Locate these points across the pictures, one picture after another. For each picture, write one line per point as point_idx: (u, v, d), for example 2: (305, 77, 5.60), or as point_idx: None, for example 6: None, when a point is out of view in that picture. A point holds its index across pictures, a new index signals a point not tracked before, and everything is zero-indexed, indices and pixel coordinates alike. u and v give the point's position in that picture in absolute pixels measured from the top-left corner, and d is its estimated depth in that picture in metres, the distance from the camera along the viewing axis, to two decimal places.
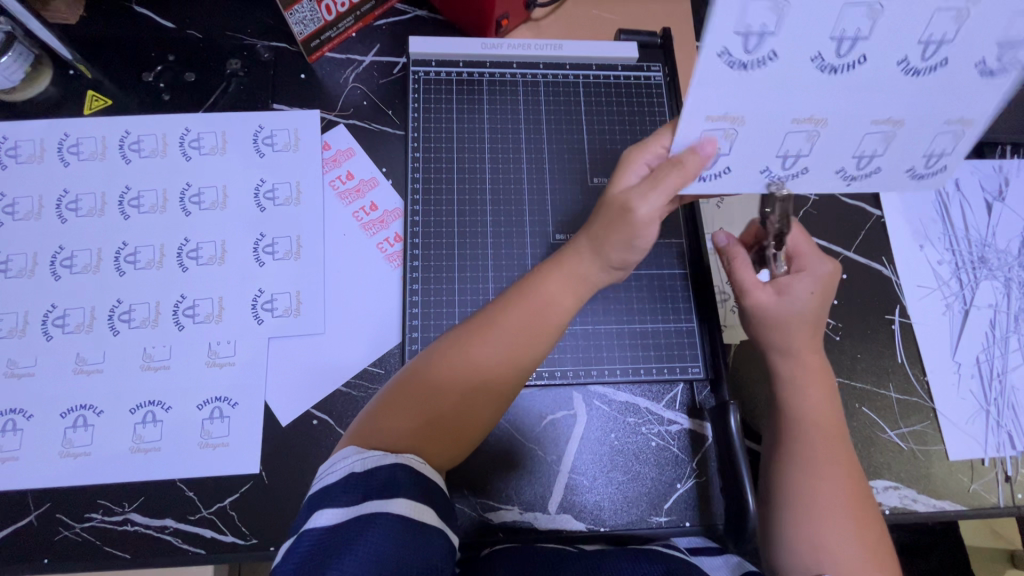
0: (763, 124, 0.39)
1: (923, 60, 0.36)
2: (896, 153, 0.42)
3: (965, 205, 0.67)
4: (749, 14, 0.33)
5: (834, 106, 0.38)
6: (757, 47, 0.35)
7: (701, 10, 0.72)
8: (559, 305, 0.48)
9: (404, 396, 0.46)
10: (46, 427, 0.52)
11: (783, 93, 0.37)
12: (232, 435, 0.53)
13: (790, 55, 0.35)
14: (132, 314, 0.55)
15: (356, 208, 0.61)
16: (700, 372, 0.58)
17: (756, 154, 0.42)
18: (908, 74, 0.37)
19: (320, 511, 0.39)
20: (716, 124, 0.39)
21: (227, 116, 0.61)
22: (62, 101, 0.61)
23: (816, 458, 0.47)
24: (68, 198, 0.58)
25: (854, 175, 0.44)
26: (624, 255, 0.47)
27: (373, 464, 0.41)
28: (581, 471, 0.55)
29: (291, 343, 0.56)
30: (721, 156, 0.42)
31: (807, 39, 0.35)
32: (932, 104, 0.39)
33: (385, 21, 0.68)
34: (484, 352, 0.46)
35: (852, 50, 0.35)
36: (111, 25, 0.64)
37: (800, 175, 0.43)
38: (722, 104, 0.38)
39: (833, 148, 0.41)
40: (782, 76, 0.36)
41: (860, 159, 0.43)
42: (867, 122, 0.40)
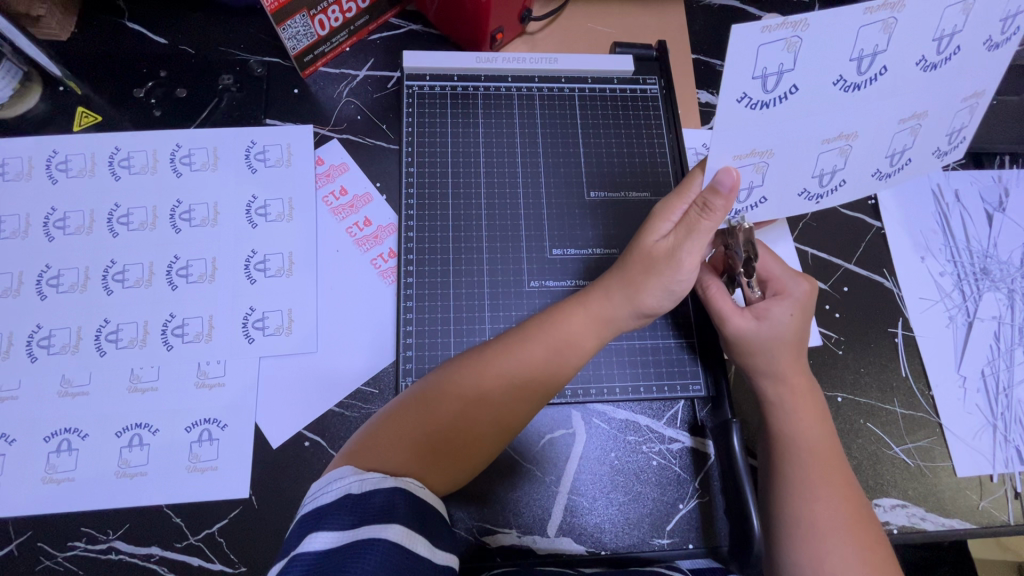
0: (790, 151, 0.43)
1: (938, 54, 0.40)
2: (929, 144, 0.46)
3: (966, 216, 0.66)
4: (763, 58, 0.38)
5: (862, 118, 0.42)
6: (778, 82, 0.39)
7: (697, 22, 0.72)
8: (577, 334, 0.48)
9: (408, 416, 0.44)
10: (27, 452, 0.50)
11: (810, 118, 0.41)
12: (222, 458, 0.51)
13: (808, 85, 0.39)
14: (119, 335, 0.54)
15: (350, 224, 0.60)
16: (701, 388, 0.57)
17: (791, 176, 0.45)
18: (926, 69, 0.41)
19: (312, 536, 0.38)
20: (744, 161, 0.43)
21: (220, 132, 0.61)
22: (50, 118, 0.60)
23: (813, 486, 0.46)
24: (56, 216, 0.56)
25: (889, 172, 0.47)
26: (658, 302, 0.48)
27: (372, 486, 0.40)
28: (581, 492, 0.54)
29: (283, 363, 0.54)
30: (754, 187, 0.46)
31: (822, 72, 0.39)
32: (951, 89, 0.43)
33: (378, 35, 0.67)
34: (497, 380, 0.45)
35: (872, 65, 0.39)
36: (102, 41, 0.63)
37: (839, 187, 0.47)
38: (748, 144, 0.42)
39: (867, 155, 0.45)
40: (804, 104, 0.40)
41: (893, 157, 0.46)
42: (896, 121, 0.44)
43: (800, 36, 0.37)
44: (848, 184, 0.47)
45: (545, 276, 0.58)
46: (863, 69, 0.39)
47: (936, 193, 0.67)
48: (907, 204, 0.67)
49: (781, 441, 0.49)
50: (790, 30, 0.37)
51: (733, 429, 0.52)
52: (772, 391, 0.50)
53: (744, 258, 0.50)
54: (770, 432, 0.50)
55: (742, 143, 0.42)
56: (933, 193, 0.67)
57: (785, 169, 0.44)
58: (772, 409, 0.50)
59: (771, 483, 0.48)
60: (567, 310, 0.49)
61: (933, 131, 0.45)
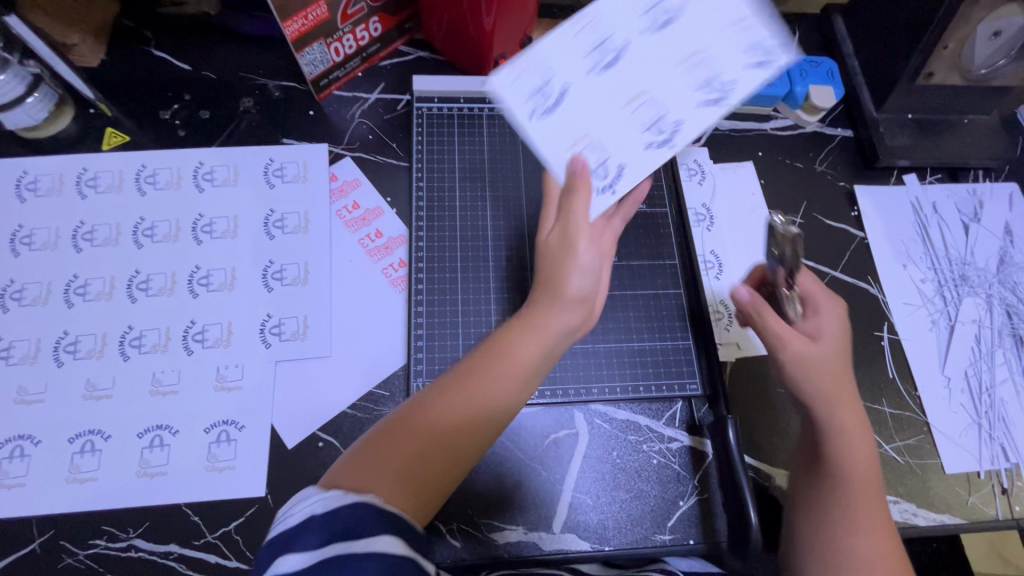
0: (602, 125, 0.52)
1: (655, 20, 0.53)
2: (736, 61, 0.52)
3: (944, 226, 0.70)
4: (529, 86, 0.53)
5: (656, 77, 0.52)
6: (559, 91, 0.52)
7: None
8: (524, 351, 0.47)
9: (385, 440, 0.43)
10: (52, 453, 0.52)
11: (598, 100, 0.53)
12: (239, 458, 0.53)
13: (576, 84, 0.53)
14: (142, 340, 0.56)
15: (362, 236, 0.63)
16: (698, 388, 0.59)
17: (623, 139, 0.52)
18: (650, 32, 0.53)
19: (285, 558, 0.37)
20: (577, 148, 0.52)
21: (241, 150, 0.64)
22: (81, 138, 0.63)
23: (856, 518, 0.47)
24: (84, 229, 0.60)
25: (717, 98, 0.52)
26: (574, 285, 0.49)
27: (337, 502, 0.38)
28: (585, 489, 0.56)
29: (298, 366, 0.57)
30: (603, 160, 0.52)
31: (573, 71, 0.53)
32: (704, 29, 0.53)
33: (389, 62, 0.72)
34: (455, 405, 0.44)
35: (602, 53, 0.53)
36: (132, 67, 0.68)
37: (678, 129, 0.52)
38: (564, 142, 0.52)
39: (677, 92, 0.52)
40: (582, 96, 0.52)
41: (708, 85, 0.52)
42: (675, 64, 0.52)
43: (535, 60, 0.53)
44: (686, 122, 0.52)
45: None
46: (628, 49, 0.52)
47: (915, 206, 0.72)
48: (888, 215, 0.71)
49: (829, 467, 0.49)
50: (525, 63, 0.53)
51: (730, 423, 0.56)
52: (832, 421, 0.49)
53: (787, 269, 0.53)
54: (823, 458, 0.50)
55: (560, 143, 0.52)
56: (911, 206, 0.72)
57: (622, 134, 0.52)
58: (827, 436, 0.49)
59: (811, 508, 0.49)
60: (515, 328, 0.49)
61: (729, 52, 0.53)
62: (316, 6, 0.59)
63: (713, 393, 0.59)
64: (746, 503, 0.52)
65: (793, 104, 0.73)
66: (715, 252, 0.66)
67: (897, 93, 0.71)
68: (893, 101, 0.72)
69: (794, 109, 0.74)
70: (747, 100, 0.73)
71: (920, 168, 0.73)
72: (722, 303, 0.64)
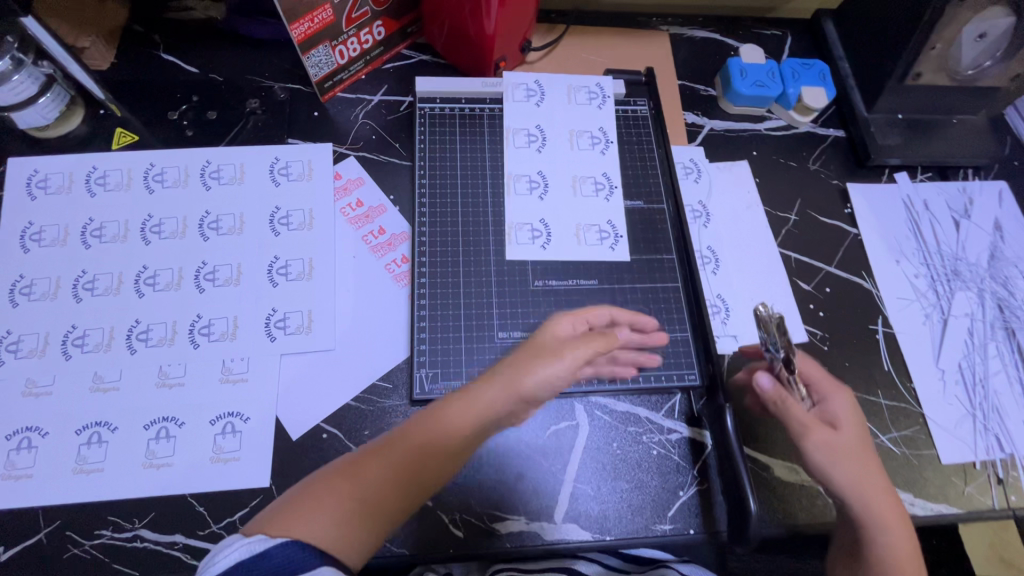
0: (586, 209, 0.66)
1: (535, 141, 0.69)
2: (590, 118, 0.71)
3: (935, 223, 0.72)
4: (528, 236, 0.64)
5: (573, 155, 0.69)
6: (542, 227, 0.65)
7: (681, 52, 0.80)
8: (474, 418, 0.45)
9: (318, 488, 0.41)
10: (60, 444, 0.53)
11: (570, 203, 0.66)
12: (244, 449, 0.54)
13: (552, 208, 0.66)
14: (149, 334, 0.57)
15: (365, 233, 0.64)
16: (696, 378, 0.60)
17: (602, 205, 0.67)
18: (540, 147, 0.69)
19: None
20: (584, 230, 0.65)
21: (247, 150, 0.66)
22: (91, 138, 0.65)
23: None
24: (93, 226, 0.61)
25: (604, 139, 0.70)
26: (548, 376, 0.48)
27: (259, 547, 0.37)
28: (585, 480, 0.57)
29: (302, 359, 0.58)
30: (601, 228, 0.66)
31: (534, 201, 0.66)
32: (559, 116, 0.70)
33: (392, 64, 0.74)
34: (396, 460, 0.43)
35: (538, 180, 0.67)
36: (141, 70, 0.69)
37: (611, 184, 0.68)
38: (571, 252, 0.64)
39: (581, 157, 0.69)
40: (556, 207, 0.66)
41: (594, 139, 0.70)
42: (568, 147, 0.69)
43: (511, 214, 0.65)
44: (612, 172, 0.68)
45: (548, 275, 0.63)
46: (541, 150, 0.68)
47: (907, 203, 0.73)
48: (881, 212, 0.73)
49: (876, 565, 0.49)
50: (506, 222, 0.65)
51: (724, 413, 0.57)
52: (870, 511, 0.49)
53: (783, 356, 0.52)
54: (860, 544, 0.50)
55: (567, 253, 0.64)
56: (903, 203, 0.73)
57: (596, 212, 0.66)
58: (865, 528, 0.49)
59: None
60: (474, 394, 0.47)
61: (581, 113, 0.71)
62: (322, 9, 0.61)
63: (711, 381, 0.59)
64: (744, 492, 0.52)
65: (786, 105, 0.75)
66: (711, 247, 0.67)
67: (887, 93, 0.73)
68: (883, 102, 0.74)
69: (787, 110, 0.76)
70: (742, 102, 0.75)
71: (911, 167, 0.75)
72: (719, 297, 0.65)
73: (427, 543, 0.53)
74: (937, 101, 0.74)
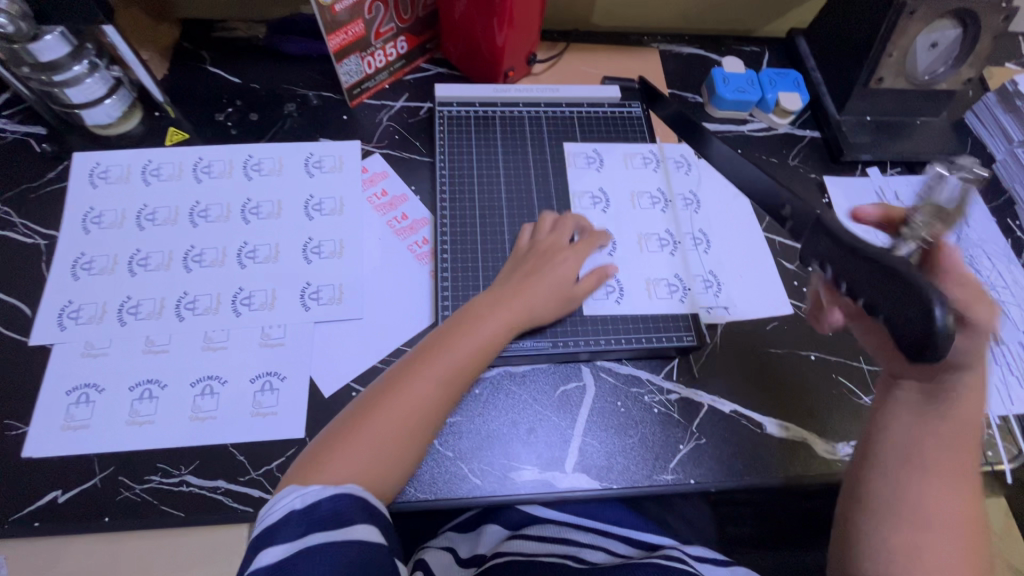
0: (653, 267, 0.71)
1: (598, 201, 0.74)
2: (647, 179, 0.77)
3: (905, 210, 0.79)
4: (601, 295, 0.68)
5: (636, 215, 0.74)
6: (615, 281, 0.69)
7: (670, 66, 0.89)
8: (489, 339, 0.58)
9: (349, 431, 0.51)
10: (114, 398, 0.58)
11: (639, 262, 0.71)
12: (281, 405, 0.59)
13: (623, 265, 0.70)
14: (196, 303, 0.63)
15: (390, 218, 0.71)
16: (693, 340, 0.66)
17: (670, 263, 0.71)
18: (602, 206, 0.74)
19: (265, 551, 0.43)
20: (655, 283, 0.70)
21: (285, 146, 0.74)
22: (147, 136, 0.73)
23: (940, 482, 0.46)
24: (147, 211, 0.68)
25: (662, 200, 0.76)
26: (542, 301, 0.62)
27: (313, 498, 0.45)
28: (592, 436, 0.61)
29: (334, 327, 0.64)
30: (670, 281, 0.70)
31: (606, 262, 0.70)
32: (619, 178, 0.76)
33: (412, 76, 0.83)
34: (423, 386, 0.53)
35: (608, 243, 0.72)
36: (191, 80, 0.78)
37: (679, 245, 0.73)
38: (645, 307, 0.68)
39: (644, 219, 0.74)
40: (626, 264, 0.70)
41: (653, 198, 0.76)
42: (631, 207, 0.75)
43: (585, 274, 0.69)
44: (673, 228, 0.74)
45: None
46: (607, 210, 0.74)
47: (879, 193, 0.81)
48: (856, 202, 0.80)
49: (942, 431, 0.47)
50: None
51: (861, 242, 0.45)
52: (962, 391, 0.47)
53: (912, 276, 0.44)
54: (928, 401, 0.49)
55: (641, 306, 0.68)
56: (876, 193, 0.81)
57: (664, 265, 0.71)
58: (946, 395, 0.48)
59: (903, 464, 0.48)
60: (480, 320, 0.59)
61: (639, 176, 0.77)
62: (355, 24, 0.70)
63: (796, 224, 0.54)
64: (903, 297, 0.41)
65: (766, 109, 0.84)
66: (704, 229, 0.74)
67: (855, 96, 0.81)
68: (852, 105, 0.82)
69: (767, 113, 0.84)
70: (725, 106, 0.84)
71: (881, 162, 0.83)
72: (710, 273, 0.71)
73: (450, 490, 0.58)
74: (903, 105, 0.83)
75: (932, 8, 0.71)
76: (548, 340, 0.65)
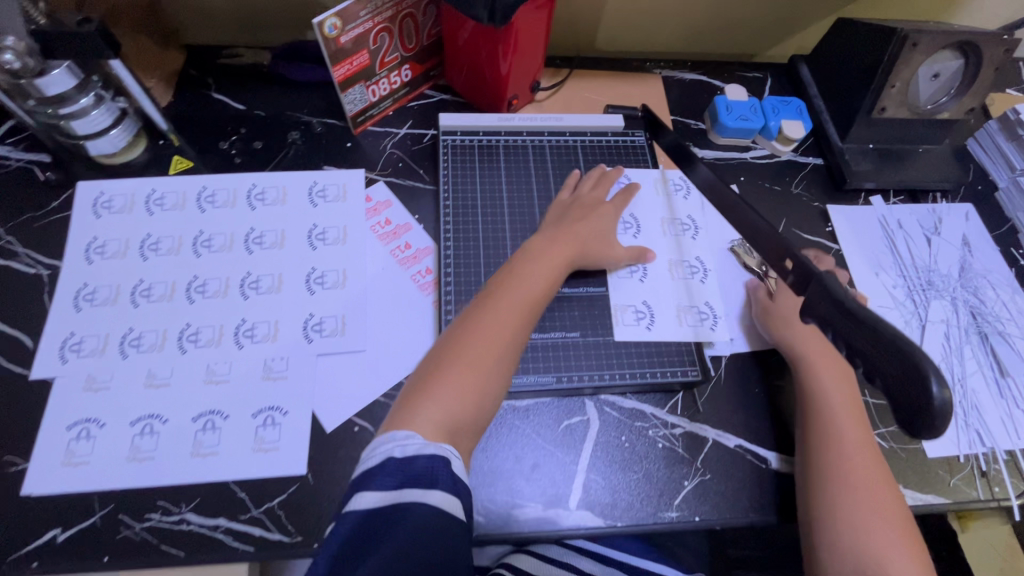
0: (685, 294, 0.71)
1: (635, 229, 0.75)
2: (681, 207, 0.78)
3: (909, 239, 0.79)
4: (633, 323, 0.68)
5: (666, 241, 0.75)
6: (645, 308, 0.70)
7: (673, 92, 0.90)
8: (547, 276, 0.63)
9: (433, 377, 0.55)
10: (116, 434, 0.57)
11: (669, 289, 0.71)
12: (283, 440, 0.59)
13: (653, 292, 0.71)
14: (199, 336, 0.63)
15: (393, 247, 0.71)
16: (698, 375, 0.66)
17: (702, 290, 0.71)
18: (637, 234, 0.75)
19: (361, 496, 0.47)
20: (686, 312, 0.70)
21: (288, 175, 0.74)
22: (151, 165, 0.73)
23: (850, 452, 0.58)
24: (150, 240, 0.68)
25: (694, 228, 0.76)
26: (592, 239, 0.69)
27: (413, 451, 0.49)
28: (598, 472, 0.61)
29: (337, 359, 0.64)
30: (700, 310, 0.70)
31: (636, 289, 0.71)
32: (654, 206, 0.77)
33: (416, 102, 0.84)
34: (495, 323, 0.58)
35: (640, 271, 0.72)
36: (196, 107, 0.78)
37: (711, 273, 0.73)
38: (677, 334, 0.68)
39: (679, 246, 0.74)
40: (657, 292, 0.71)
41: (685, 226, 0.76)
42: (664, 235, 0.75)
43: (617, 301, 0.69)
44: (704, 256, 0.74)
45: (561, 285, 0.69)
46: (637, 236, 0.74)
47: (882, 222, 0.81)
48: (860, 232, 0.80)
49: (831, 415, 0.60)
50: (616, 307, 0.69)
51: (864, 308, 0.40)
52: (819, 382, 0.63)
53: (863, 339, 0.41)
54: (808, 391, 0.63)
55: (674, 334, 0.68)
56: (880, 222, 0.81)
57: (694, 294, 0.71)
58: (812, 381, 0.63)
59: (823, 443, 0.59)
60: (534, 261, 0.64)
61: (671, 203, 0.78)
62: (360, 54, 0.71)
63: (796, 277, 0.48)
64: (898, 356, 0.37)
65: (768, 136, 0.84)
66: (712, 257, 0.74)
67: (858, 125, 0.81)
68: (855, 133, 0.82)
69: (770, 141, 0.84)
70: (728, 133, 0.84)
71: (884, 190, 0.83)
72: (706, 305, 0.70)
73: None
74: (906, 133, 0.83)
75: (935, 39, 0.72)
76: (551, 376, 0.64)
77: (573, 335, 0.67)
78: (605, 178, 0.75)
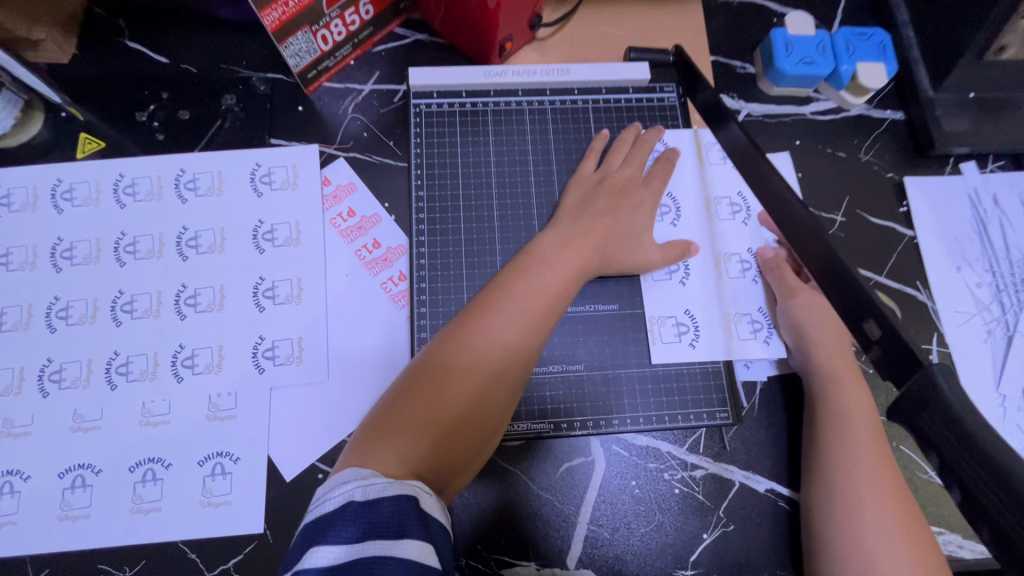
0: (735, 298, 0.59)
1: (673, 214, 0.60)
2: (729, 181, 0.62)
3: (1005, 222, 0.63)
4: (672, 338, 0.57)
5: (715, 229, 0.60)
6: (688, 319, 0.58)
7: (716, 22, 0.69)
8: (566, 280, 0.51)
9: (414, 399, 0.44)
10: (43, 488, 0.50)
11: (714, 293, 0.58)
12: (235, 492, 0.51)
13: (696, 298, 0.58)
14: (129, 367, 0.53)
15: (359, 247, 0.58)
16: (728, 417, 0.55)
17: (756, 292, 0.59)
18: (676, 221, 0.60)
19: (314, 552, 0.35)
20: (736, 322, 0.58)
21: (226, 156, 0.59)
22: (55, 146, 0.59)
23: (870, 481, 0.47)
24: (63, 246, 0.56)
25: (746, 210, 0.61)
26: (618, 234, 0.55)
27: (375, 494, 0.38)
28: (602, 522, 0.52)
29: (294, 393, 0.53)
30: (753, 318, 0.58)
31: (676, 296, 0.58)
32: (697, 181, 0.62)
33: (383, 46, 0.65)
34: (498, 338, 0.46)
35: (679, 271, 0.59)
36: (103, 62, 0.62)
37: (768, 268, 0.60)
38: (727, 351, 0.57)
39: (726, 235, 0.60)
40: (700, 297, 0.58)
41: (735, 209, 0.61)
42: (709, 220, 0.61)
43: (654, 312, 0.58)
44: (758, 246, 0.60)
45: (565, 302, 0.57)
46: (677, 223, 0.60)
47: (973, 199, 0.64)
48: (943, 212, 0.64)
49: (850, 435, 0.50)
50: (654, 320, 0.57)
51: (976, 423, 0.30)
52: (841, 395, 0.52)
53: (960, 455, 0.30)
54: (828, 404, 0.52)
55: (723, 350, 0.57)
56: (970, 199, 0.64)
57: (743, 297, 0.59)
58: (831, 394, 0.52)
59: (842, 471, 0.48)
60: (551, 257, 0.51)
61: (718, 177, 0.62)
62: None
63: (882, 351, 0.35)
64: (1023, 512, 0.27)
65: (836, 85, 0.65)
66: (752, 249, 0.60)
67: (960, 69, 0.62)
68: (953, 79, 0.63)
69: (838, 91, 0.65)
70: (785, 83, 0.65)
71: (981, 154, 0.65)
72: (760, 310, 0.58)
73: None
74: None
75: None
76: (549, 421, 0.54)
77: (576, 367, 0.56)
78: (640, 144, 0.60)
